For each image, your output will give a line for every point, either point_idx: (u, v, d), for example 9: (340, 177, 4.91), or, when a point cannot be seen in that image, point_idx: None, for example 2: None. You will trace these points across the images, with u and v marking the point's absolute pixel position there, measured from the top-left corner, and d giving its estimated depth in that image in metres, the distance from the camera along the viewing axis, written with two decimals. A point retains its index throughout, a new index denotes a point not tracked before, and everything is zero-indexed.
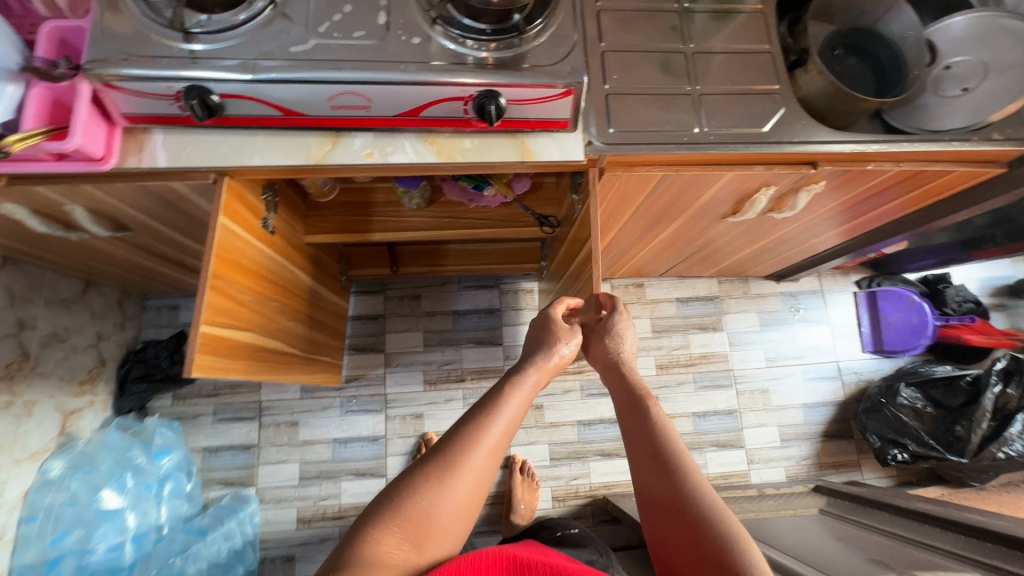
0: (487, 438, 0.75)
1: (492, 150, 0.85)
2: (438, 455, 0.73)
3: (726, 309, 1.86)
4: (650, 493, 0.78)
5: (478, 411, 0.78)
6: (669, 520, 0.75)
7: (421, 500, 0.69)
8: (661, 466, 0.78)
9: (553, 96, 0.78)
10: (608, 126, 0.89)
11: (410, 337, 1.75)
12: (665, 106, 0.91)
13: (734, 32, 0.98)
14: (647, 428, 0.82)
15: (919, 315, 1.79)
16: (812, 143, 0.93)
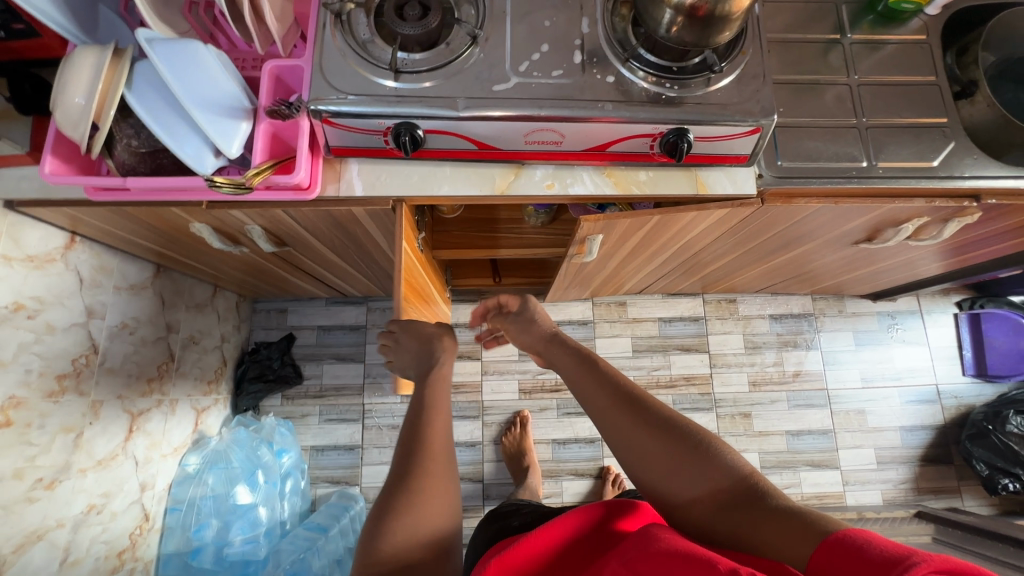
0: (438, 433, 0.68)
1: (667, 183, 0.87)
2: (398, 474, 0.64)
3: (821, 327, 1.85)
4: (632, 451, 0.68)
5: (415, 414, 0.70)
6: (673, 486, 0.65)
7: (399, 522, 0.60)
8: (640, 434, 0.68)
9: (741, 133, 0.80)
10: (777, 159, 0.90)
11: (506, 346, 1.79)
12: (832, 138, 0.92)
13: (896, 63, 0.97)
14: (608, 396, 0.73)
15: None
16: (981, 178, 0.92)
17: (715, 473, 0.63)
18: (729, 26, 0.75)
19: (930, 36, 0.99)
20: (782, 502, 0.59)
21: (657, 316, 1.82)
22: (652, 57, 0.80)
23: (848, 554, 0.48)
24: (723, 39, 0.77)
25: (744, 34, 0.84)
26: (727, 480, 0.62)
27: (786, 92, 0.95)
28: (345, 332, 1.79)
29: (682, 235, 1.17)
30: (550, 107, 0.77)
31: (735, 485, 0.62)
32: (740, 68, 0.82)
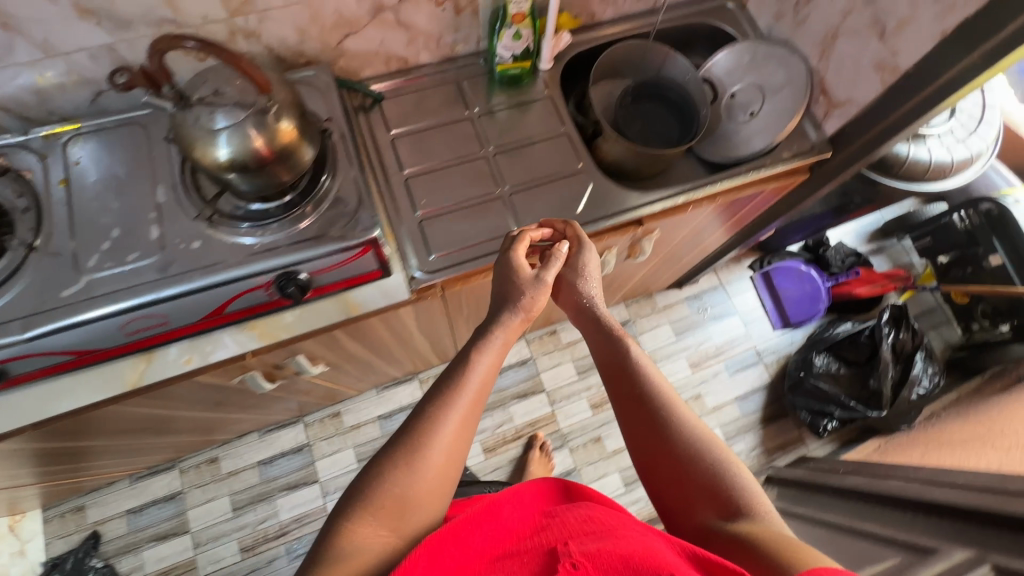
0: (453, 419, 0.65)
1: (316, 316, 0.83)
2: (411, 425, 0.64)
3: (641, 329, 1.90)
4: (660, 455, 0.68)
5: (442, 386, 0.68)
6: (672, 481, 0.66)
7: (416, 472, 0.61)
8: (657, 427, 0.69)
9: (352, 255, 0.79)
10: (428, 253, 0.89)
11: (343, 456, 1.70)
12: (480, 214, 0.93)
13: (528, 123, 1.01)
14: (631, 391, 0.73)
15: (810, 283, 1.89)
16: (628, 209, 0.96)
17: (714, 487, 0.63)
18: (299, 152, 0.75)
19: (550, 88, 1.04)
20: (727, 543, 0.57)
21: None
22: (263, 201, 0.78)
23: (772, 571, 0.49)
24: (307, 162, 0.78)
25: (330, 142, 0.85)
26: (721, 499, 0.62)
27: (427, 180, 0.94)
28: (161, 505, 1.61)
29: (418, 329, 1.14)
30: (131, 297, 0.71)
31: (721, 501, 0.62)
32: (341, 175, 0.83)
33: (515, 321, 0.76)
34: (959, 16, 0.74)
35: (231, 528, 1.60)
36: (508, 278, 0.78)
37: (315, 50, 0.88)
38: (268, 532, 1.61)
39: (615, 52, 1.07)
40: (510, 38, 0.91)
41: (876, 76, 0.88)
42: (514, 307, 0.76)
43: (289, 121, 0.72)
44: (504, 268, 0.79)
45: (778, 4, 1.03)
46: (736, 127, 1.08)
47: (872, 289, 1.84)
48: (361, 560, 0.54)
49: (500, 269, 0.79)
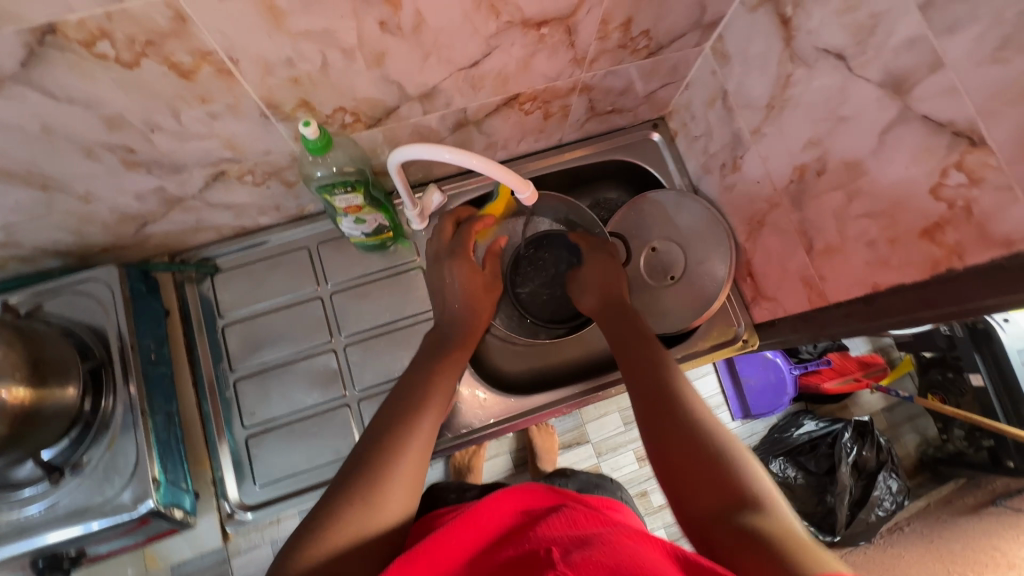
0: (426, 426, 0.61)
1: (109, 570, 0.73)
2: (386, 433, 0.59)
3: (585, 421, 1.43)
4: (667, 429, 0.56)
5: (416, 396, 0.64)
6: (680, 473, 0.51)
7: (395, 491, 0.54)
8: (667, 410, 0.58)
9: (131, 526, 0.65)
10: (252, 482, 0.76)
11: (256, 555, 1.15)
12: (319, 430, 0.78)
13: (393, 301, 0.84)
14: (646, 383, 0.63)
15: (776, 373, 1.60)
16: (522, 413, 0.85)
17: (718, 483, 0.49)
18: (47, 406, 0.59)
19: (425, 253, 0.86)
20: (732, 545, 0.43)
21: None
22: (29, 462, 0.62)
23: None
24: (72, 397, 0.62)
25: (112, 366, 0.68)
26: (726, 494, 0.48)
27: (258, 386, 0.79)
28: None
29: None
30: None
31: (724, 490, 0.48)
32: (130, 401, 0.66)
33: (467, 347, 0.76)
34: (894, 276, 0.55)
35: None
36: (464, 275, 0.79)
37: (107, 240, 0.71)
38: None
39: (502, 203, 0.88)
40: (351, 223, 0.73)
41: (803, 290, 0.70)
42: (464, 335, 0.76)
43: (11, 388, 0.54)
44: (438, 279, 0.79)
45: (705, 155, 0.83)
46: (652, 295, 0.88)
47: (844, 386, 1.57)
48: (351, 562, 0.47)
49: (445, 286, 0.78)
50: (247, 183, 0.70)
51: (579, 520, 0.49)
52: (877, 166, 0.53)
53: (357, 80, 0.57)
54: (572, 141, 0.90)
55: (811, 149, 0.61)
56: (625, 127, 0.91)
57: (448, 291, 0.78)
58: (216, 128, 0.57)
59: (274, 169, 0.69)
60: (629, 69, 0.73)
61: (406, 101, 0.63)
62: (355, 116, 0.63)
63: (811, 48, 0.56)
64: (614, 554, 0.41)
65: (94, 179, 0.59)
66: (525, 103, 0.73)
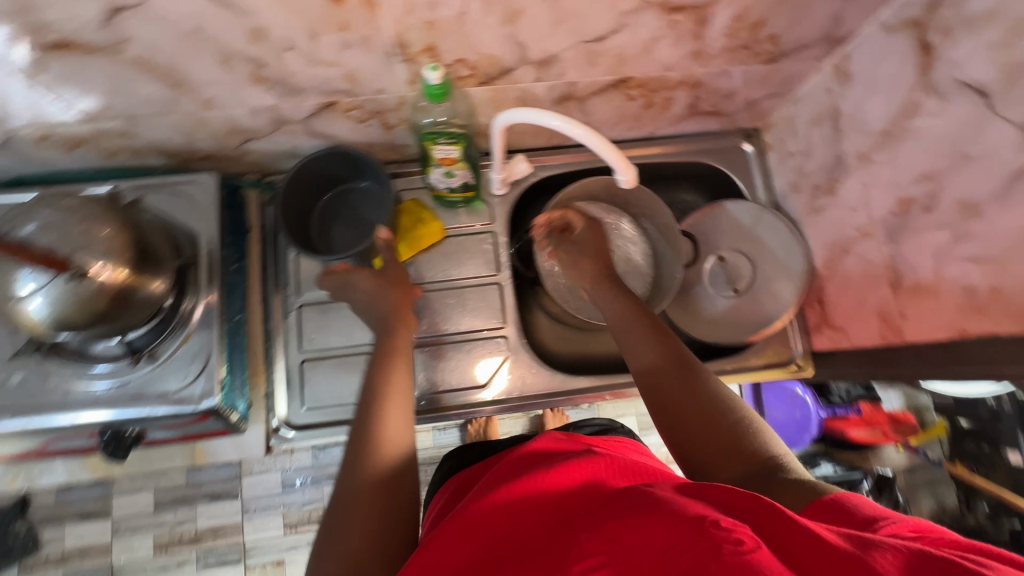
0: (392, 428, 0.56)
1: (160, 459, 0.78)
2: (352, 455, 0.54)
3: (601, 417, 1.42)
4: (673, 397, 0.57)
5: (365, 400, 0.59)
6: (693, 434, 0.54)
7: (376, 476, 0.52)
8: (677, 386, 0.58)
9: (191, 419, 0.69)
10: (300, 404, 0.79)
11: (267, 479, 1.22)
12: (368, 368, 0.81)
13: (455, 262, 0.86)
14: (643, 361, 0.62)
15: (802, 410, 1.52)
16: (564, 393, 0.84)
17: (730, 447, 0.52)
18: (140, 292, 0.63)
19: (498, 220, 0.87)
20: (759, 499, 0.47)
21: (430, 423, 1.33)
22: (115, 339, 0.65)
23: (831, 512, 0.41)
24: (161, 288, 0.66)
25: (197, 267, 0.72)
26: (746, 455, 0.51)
27: (320, 315, 0.82)
28: (89, 483, 1.18)
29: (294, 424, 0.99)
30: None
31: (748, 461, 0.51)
32: (209, 304, 0.70)
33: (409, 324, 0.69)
34: (987, 324, 0.54)
35: (146, 524, 1.18)
36: (377, 295, 0.70)
37: (211, 148, 0.75)
38: (182, 536, 1.19)
39: (588, 181, 0.87)
40: (441, 174, 0.74)
41: (877, 325, 0.69)
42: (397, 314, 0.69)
43: (117, 268, 0.58)
44: (359, 293, 0.71)
45: (798, 174, 0.82)
46: (709, 300, 0.88)
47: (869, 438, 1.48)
48: None
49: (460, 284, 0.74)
50: (351, 117, 0.72)
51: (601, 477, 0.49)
52: (997, 210, 0.52)
53: (487, 34, 0.58)
54: (662, 136, 0.89)
55: (923, 183, 0.60)
56: (718, 132, 0.90)
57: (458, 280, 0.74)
58: (343, 57, 0.59)
59: (380, 110, 0.70)
60: (743, 71, 0.72)
61: (523, 64, 0.64)
62: (472, 70, 0.64)
63: (951, 79, 0.55)
64: (639, 508, 0.40)
65: (220, 86, 0.61)
66: (631, 88, 0.73)
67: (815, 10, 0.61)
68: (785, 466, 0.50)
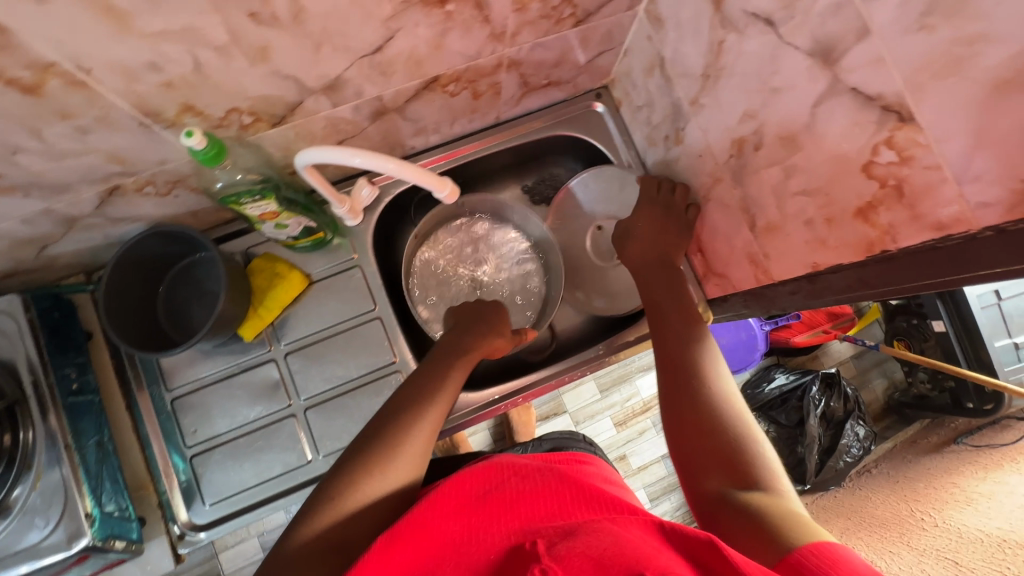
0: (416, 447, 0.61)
1: None
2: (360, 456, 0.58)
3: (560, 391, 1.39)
4: (688, 391, 0.59)
5: (408, 412, 0.63)
6: (692, 434, 0.55)
7: (371, 493, 0.55)
8: (690, 374, 0.61)
9: (71, 564, 0.63)
10: (201, 502, 0.74)
11: (246, 548, 1.15)
12: (266, 444, 0.76)
13: (329, 308, 0.80)
14: (673, 349, 0.65)
15: (746, 330, 1.50)
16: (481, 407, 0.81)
17: (724, 455, 0.52)
18: None
19: (363, 251, 0.82)
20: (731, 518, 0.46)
21: None
22: None
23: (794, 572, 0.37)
24: None
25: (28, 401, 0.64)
26: (737, 474, 0.50)
27: (198, 404, 0.76)
28: None
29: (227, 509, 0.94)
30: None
31: (734, 473, 0.50)
32: (53, 437, 0.63)
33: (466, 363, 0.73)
34: (832, 255, 0.53)
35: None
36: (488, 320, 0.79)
37: (6, 265, 0.66)
38: None
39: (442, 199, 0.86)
40: (273, 227, 0.68)
41: (750, 268, 0.68)
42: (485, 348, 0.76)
43: None
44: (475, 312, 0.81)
45: (649, 127, 0.79)
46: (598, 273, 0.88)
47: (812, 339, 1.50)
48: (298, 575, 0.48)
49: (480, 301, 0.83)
50: (149, 194, 0.64)
51: (565, 509, 0.50)
52: (811, 141, 0.49)
53: (243, 78, 0.51)
54: (510, 118, 0.84)
55: (747, 122, 0.57)
56: (566, 99, 0.85)
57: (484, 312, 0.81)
58: (90, 143, 0.51)
59: (178, 179, 0.63)
60: (558, 39, 0.68)
61: (308, 95, 0.58)
62: (253, 115, 0.57)
63: (740, 12, 0.52)
64: (598, 545, 0.40)
65: None
66: (447, 84, 0.68)
67: None
68: (770, 490, 0.47)
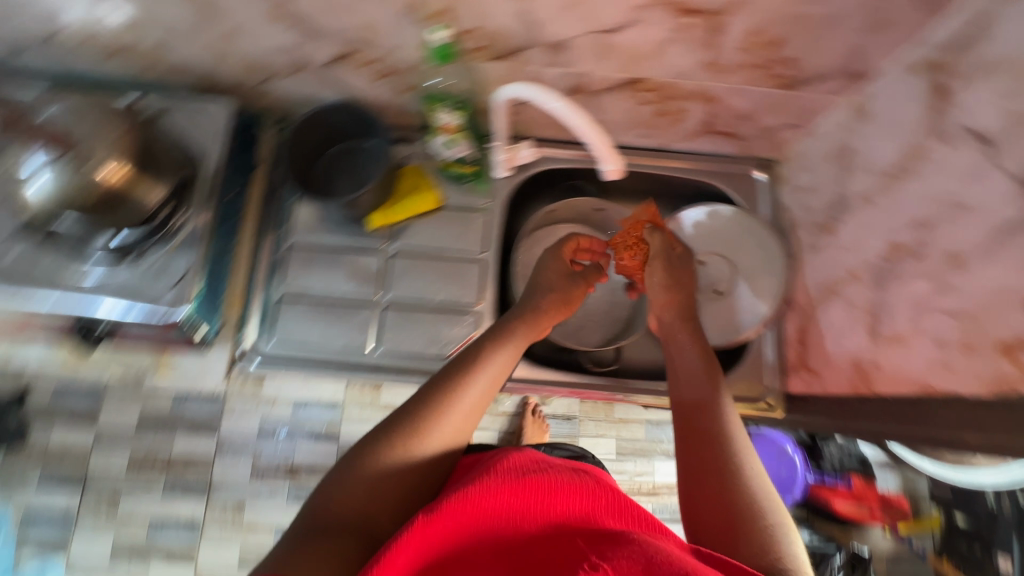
0: (461, 423, 0.59)
1: (127, 360, 0.82)
2: (402, 428, 0.56)
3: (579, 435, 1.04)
4: (704, 453, 0.57)
5: (445, 383, 0.60)
6: (707, 494, 0.53)
7: (398, 468, 0.53)
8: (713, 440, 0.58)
9: (160, 327, 0.73)
10: (267, 338, 0.81)
11: (240, 426, 0.95)
12: (340, 319, 0.82)
13: (445, 235, 0.86)
14: (701, 424, 0.60)
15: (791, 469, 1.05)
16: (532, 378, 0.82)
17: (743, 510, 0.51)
18: (131, 200, 0.66)
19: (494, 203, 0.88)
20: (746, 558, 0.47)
21: None
22: (102, 241, 0.68)
23: None
24: (153, 202, 0.68)
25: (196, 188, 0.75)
26: (749, 524, 0.50)
27: (306, 259, 0.84)
28: None
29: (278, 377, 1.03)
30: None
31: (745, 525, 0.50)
32: (199, 223, 0.74)
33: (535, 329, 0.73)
34: (955, 383, 0.51)
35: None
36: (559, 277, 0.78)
37: (235, 80, 0.78)
38: (143, 462, 0.94)
39: (573, 202, 0.91)
40: (442, 143, 0.77)
41: (851, 373, 0.66)
42: (551, 308, 0.75)
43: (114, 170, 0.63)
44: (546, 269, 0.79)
45: (803, 210, 0.80)
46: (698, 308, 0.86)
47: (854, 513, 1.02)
48: (310, 549, 0.46)
49: (544, 272, 0.78)
50: (366, 72, 0.74)
51: (597, 513, 0.49)
52: (982, 264, 0.49)
53: (498, 6, 0.59)
54: (674, 150, 0.89)
55: (915, 229, 0.57)
56: (732, 156, 0.88)
57: (548, 282, 0.77)
58: (360, 7, 0.61)
59: (395, 70, 0.72)
60: (759, 93, 0.71)
61: (534, 45, 0.65)
62: (484, 43, 0.65)
63: (957, 126, 0.53)
64: (642, 551, 0.41)
65: (246, 18, 0.65)
66: (643, 91, 0.73)
67: (831, 39, 0.60)
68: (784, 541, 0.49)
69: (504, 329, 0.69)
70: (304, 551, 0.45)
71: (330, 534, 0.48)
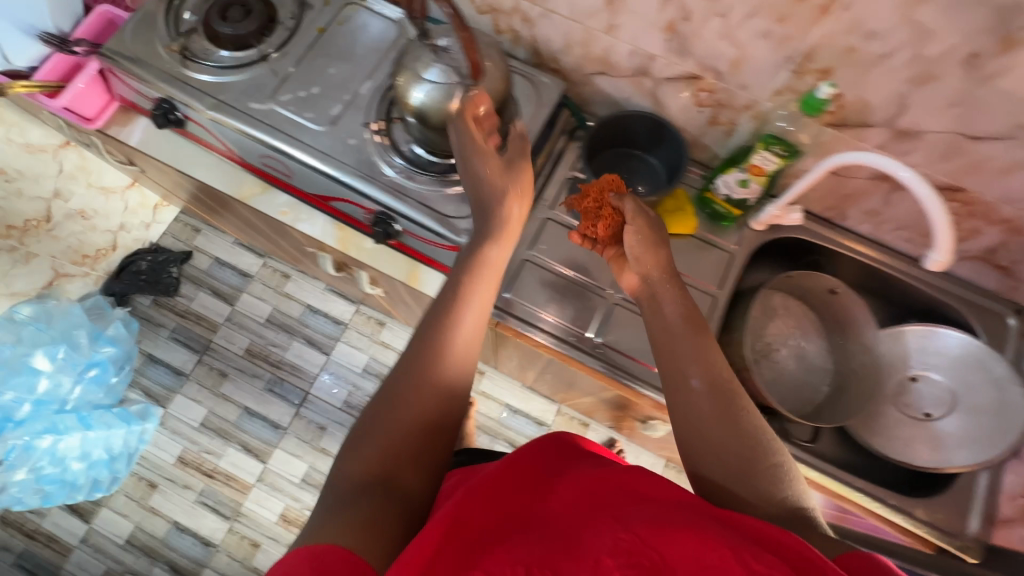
0: (458, 356, 0.58)
1: (383, 259, 0.88)
2: (399, 390, 0.55)
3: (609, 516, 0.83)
4: (705, 425, 0.54)
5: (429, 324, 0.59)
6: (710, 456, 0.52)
7: (392, 416, 0.53)
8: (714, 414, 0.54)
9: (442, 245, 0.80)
10: (504, 289, 0.87)
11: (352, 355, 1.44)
12: (570, 298, 0.87)
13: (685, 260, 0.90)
14: (680, 403, 0.56)
15: None
16: None
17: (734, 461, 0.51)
18: None
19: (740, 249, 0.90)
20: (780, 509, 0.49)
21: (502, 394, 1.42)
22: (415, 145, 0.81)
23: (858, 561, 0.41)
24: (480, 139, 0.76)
25: None
26: (770, 482, 0.50)
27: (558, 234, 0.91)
28: (234, 271, 1.50)
29: (450, 329, 1.09)
30: (261, 137, 0.81)
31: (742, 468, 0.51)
32: None
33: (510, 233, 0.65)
34: None
35: (253, 329, 1.44)
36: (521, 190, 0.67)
37: (568, 65, 0.87)
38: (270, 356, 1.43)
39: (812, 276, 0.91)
40: (736, 179, 0.81)
41: None
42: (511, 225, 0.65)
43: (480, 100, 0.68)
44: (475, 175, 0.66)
45: None
46: (901, 420, 0.87)
47: None
48: (344, 524, 0.45)
49: (483, 185, 0.66)
50: (696, 98, 0.80)
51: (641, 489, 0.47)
52: None
53: (887, 83, 0.64)
54: (930, 265, 0.89)
55: None
56: (986, 291, 0.88)
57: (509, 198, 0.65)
58: (754, 44, 0.68)
59: (727, 105, 0.78)
60: None
61: (887, 128, 0.69)
62: (839, 109, 0.70)
63: None
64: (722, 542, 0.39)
65: (638, 21, 0.73)
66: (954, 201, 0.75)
67: None
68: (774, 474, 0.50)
69: (478, 251, 0.63)
70: (337, 525, 0.45)
71: (364, 498, 0.48)
